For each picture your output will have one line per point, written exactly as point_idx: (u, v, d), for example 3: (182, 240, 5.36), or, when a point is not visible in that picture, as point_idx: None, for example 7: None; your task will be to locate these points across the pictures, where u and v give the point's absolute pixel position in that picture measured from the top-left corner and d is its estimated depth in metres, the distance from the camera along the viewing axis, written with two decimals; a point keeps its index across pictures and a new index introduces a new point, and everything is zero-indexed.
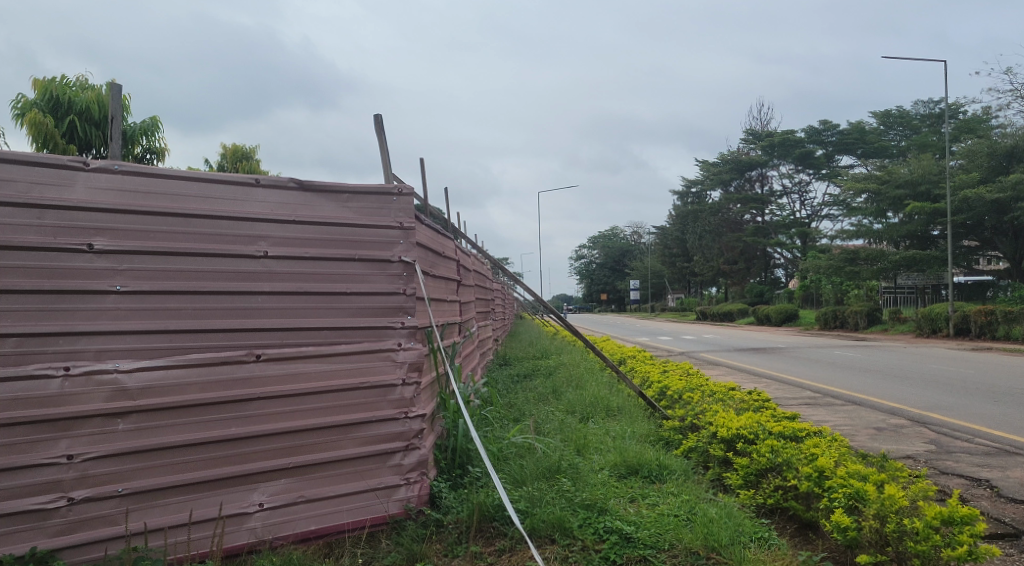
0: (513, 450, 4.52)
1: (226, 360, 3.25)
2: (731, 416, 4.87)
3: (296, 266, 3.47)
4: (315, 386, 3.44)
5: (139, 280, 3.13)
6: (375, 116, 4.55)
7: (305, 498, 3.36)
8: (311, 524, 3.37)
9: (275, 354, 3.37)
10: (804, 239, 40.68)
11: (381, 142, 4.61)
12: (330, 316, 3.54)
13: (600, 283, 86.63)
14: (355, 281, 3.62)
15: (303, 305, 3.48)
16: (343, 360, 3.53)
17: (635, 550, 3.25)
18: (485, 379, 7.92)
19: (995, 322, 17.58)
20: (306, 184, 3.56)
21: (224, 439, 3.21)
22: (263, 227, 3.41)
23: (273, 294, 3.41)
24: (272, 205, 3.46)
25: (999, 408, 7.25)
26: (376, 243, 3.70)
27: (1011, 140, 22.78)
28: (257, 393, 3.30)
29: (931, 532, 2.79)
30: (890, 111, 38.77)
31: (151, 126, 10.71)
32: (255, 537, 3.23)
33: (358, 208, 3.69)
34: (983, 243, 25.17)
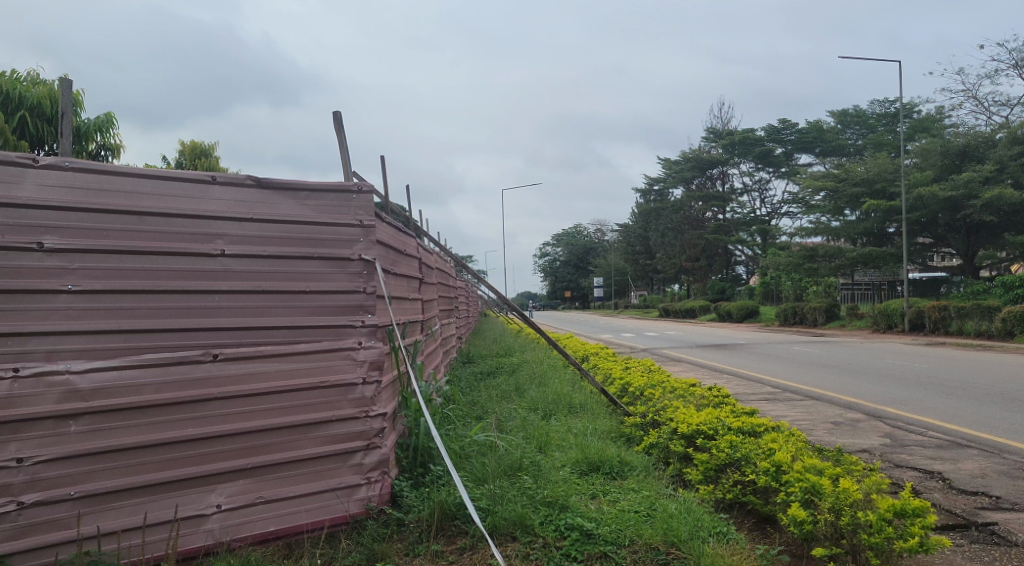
0: (475, 448, 4.47)
1: (181, 361, 3.12)
2: (691, 412, 4.93)
3: (254, 264, 3.37)
4: (274, 385, 3.34)
5: (91, 279, 3.00)
6: (334, 113, 4.48)
7: (264, 499, 3.26)
8: (270, 525, 3.27)
9: (232, 353, 3.25)
10: (764, 237, 41.66)
11: (341, 139, 4.52)
12: (289, 314, 3.44)
13: (565, 281, 87.16)
14: (314, 280, 3.53)
15: (261, 304, 3.38)
16: (302, 359, 3.43)
17: (597, 547, 3.25)
18: (447, 377, 7.84)
19: (948, 317, 18.25)
20: (264, 181, 3.46)
21: (180, 441, 3.09)
22: (219, 225, 3.30)
23: (232, 293, 3.30)
24: (229, 203, 3.35)
25: (952, 402, 7.50)
26: (336, 242, 3.61)
27: (962, 140, 23.69)
28: (214, 393, 3.18)
29: (884, 525, 2.86)
30: (847, 110, 39.86)
31: (106, 122, 10.31)
32: (212, 538, 3.13)
33: (317, 205, 3.59)
34: (936, 240, 26.09)
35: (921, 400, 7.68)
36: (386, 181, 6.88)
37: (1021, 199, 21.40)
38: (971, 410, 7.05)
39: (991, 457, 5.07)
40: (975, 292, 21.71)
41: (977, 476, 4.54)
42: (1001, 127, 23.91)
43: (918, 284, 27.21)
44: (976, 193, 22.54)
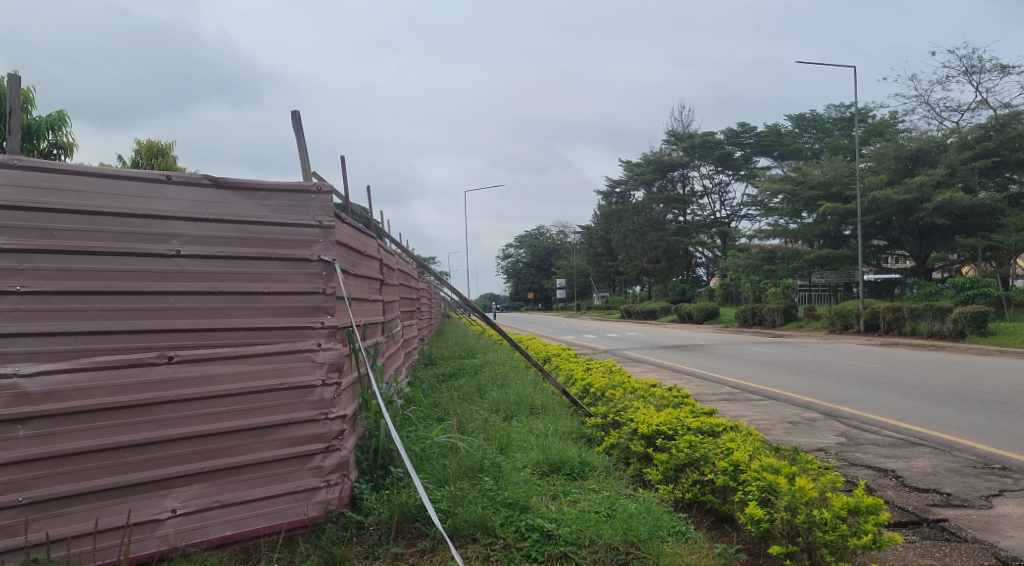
0: (436, 450, 4.42)
1: (135, 363, 3.01)
2: (651, 412, 4.97)
3: (211, 265, 3.26)
4: (232, 388, 3.22)
5: (41, 280, 2.88)
6: (293, 113, 4.39)
7: (220, 503, 3.15)
8: (226, 529, 3.16)
9: (188, 355, 3.13)
10: (723, 239, 42.42)
11: (300, 139, 4.42)
12: (246, 316, 3.34)
13: (527, 282, 87.44)
14: (272, 280, 3.42)
15: (219, 305, 3.27)
16: (261, 361, 3.32)
17: (557, 548, 3.24)
18: (409, 379, 7.76)
19: (902, 318, 18.87)
20: (220, 181, 3.36)
21: (133, 445, 2.97)
22: (174, 225, 3.19)
23: (187, 294, 3.19)
24: (184, 202, 3.25)
25: (905, 402, 7.72)
26: (294, 242, 3.52)
27: (915, 145, 24.64)
28: (170, 396, 3.06)
29: (838, 523, 2.91)
30: (804, 114, 40.94)
31: (58, 120, 9.88)
32: (167, 544, 3.02)
33: (276, 205, 3.50)
34: (890, 243, 26.99)
35: (875, 399, 7.91)
36: (347, 181, 6.77)
37: (970, 203, 22.31)
38: (924, 409, 7.28)
39: (943, 454, 5.25)
40: (927, 294, 22.54)
41: (929, 474, 4.68)
42: (950, 132, 24.96)
43: (873, 285, 28.15)
44: (927, 196, 23.36)
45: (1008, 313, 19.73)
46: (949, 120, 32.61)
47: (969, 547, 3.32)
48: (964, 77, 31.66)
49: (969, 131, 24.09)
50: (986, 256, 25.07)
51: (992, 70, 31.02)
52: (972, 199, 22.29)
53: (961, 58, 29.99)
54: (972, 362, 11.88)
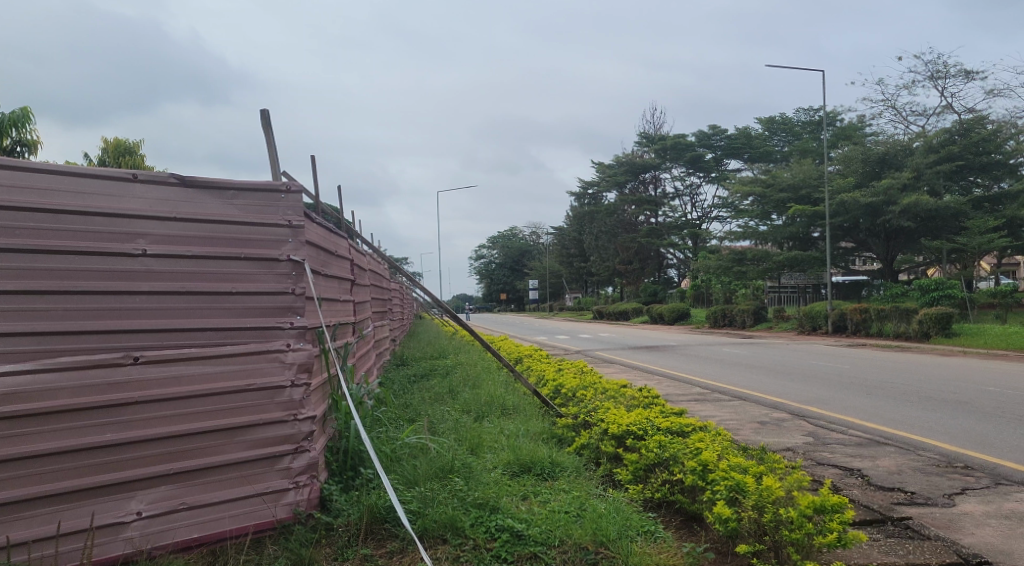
0: (407, 451, 4.38)
1: (100, 364, 2.92)
2: (621, 412, 4.99)
3: (178, 264, 3.18)
4: (200, 388, 3.14)
5: (2, 279, 2.79)
6: (262, 112, 4.31)
7: (186, 506, 3.07)
8: (192, 532, 3.08)
9: (154, 356, 3.05)
10: (694, 240, 42.90)
11: (269, 138, 4.34)
12: (214, 316, 3.26)
13: (500, 283, 87.39)
14: (240, 280, 3.35)
15: (186, 304, 3.19)
16: (229, 361, 3.24)
17: (526, 549, 3.22)
18: (379, 379, 7.69)
19: (869, 320, 19.31)
20: (187, 179, 3.28)
21: (97, 447, 2.88)
22: (140, 224, 3.11)
23: (153, 294, 3.11)
24: (151, 201, 3.16)
25: (871, 402, 7.89)
26: (263, 242, 3.44)
27: (882, 149, 25.52)
28: (136, 397, 2.98)
29: (804, 521, 2.94)
30: (774, 118, 41.75)
31: (21, 117, 9.54)
32: (132, 547, 2.92)
33: (244, 205, 3.42)
34: (857, 244, 27.66)
35: (842, 400, 8.06)
36: (318, 180, 6.66)
37: (934, 206, 22.91)
38: (890, 408, 7.44)
39: (907, 453, 5.37)
40: (892, 295, 23.10)
41: (893, 473, 4.79)
42: (917, 136, 25.60)
43: (841, 287, 28.73)
44: (893, 200, 23.94)
45: (972, 314, 20.27)
46: (915, 123, 33.51)
47: (932, 544, 3.39)
48: (929, 82, 32.58)
49: (935, 135, 24.41)
50: (950, 258, 25.76)
51: (957, 75, 32.03)
52: (936, 203, 22.88)
53: (926, 63, 30.82)
54: (935, 363, 12.20)
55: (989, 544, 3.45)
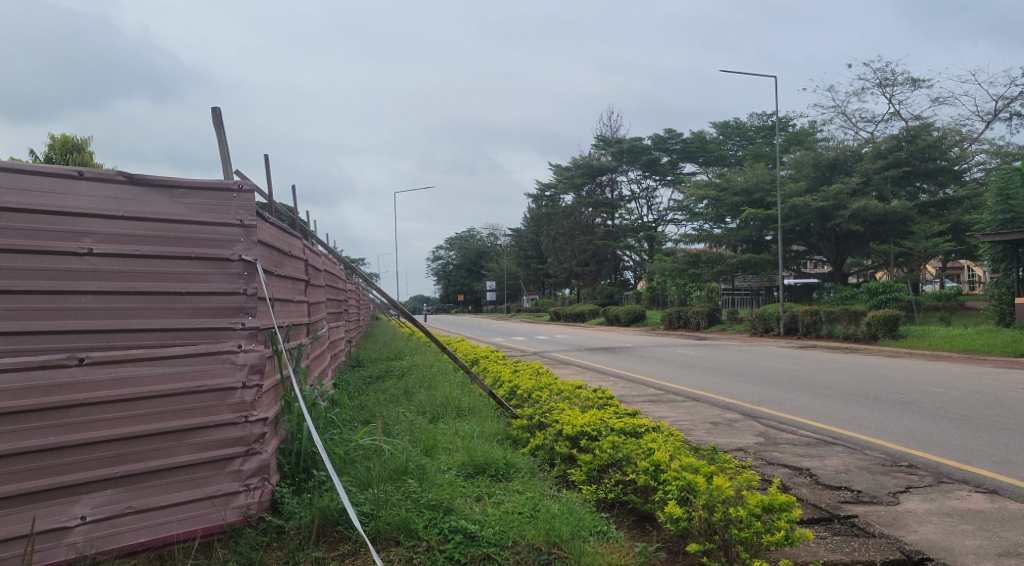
0: (360, 453, 4.30)
1: (42, 365, 2.75)
2: (576, 413, 5.01)
3: (125, 264, 3.05)
4: (148, 390, 3.00)
5: None
6: (214, 110, 4.18)
7: (134, 509, 2.94)
8: (140, 536, 2.94)
9: (100, 357, 2.90)
10: (650, 243, 43.49)
11: (220, 136, 4.20)
12: (163, 317, 3.14)
13: (457, 284, 87.01)
14: (190, 280, 3.22)
15: (133, 305, 3.06)
16: (177, 363, 3.10)
17: (480, 549, 3.19)
18: (334, 381, 7.55)
19: (820, 321, 19.98)
20: (136, 178, 3.14)
21: (41, 449, 2.73)
22: (87, 222, 2.97)
23: (100, 294, 2.97)
24: (98, 199, 3.02)
25: (821, 403, 8.12)
26: (214, 241, 3.32)
27: (832, 154, 26.43)
28: (81, 399, 2.83)
29: (753, 520, 2.99)
30: (729, 122, 42.74)
31: None
32: (75, 553, 2.78)
33: (195, 204, 3.30)
34: (808, 247, 28.59)
35: (792, 401, 8.28)
36: (272, 179, 6.48)
37: (882, 210, 23.86)
38: (838, 409, 7.67)
39: (854, 453, 5.54)
40: (842, 297, 23.93)
41: (840, 472, 4.93)
42: (866, 142, 26.58)
43: (792, 290, 29.56)
44: (843, 204, 24.78)
45: (918, 317, 21.11)
46: (865, 130, 34.91)
47: (876, 541, 3.51)
48: (879, 89, 34.02)
49: (884, 141, 25.55)
50: (898, 261, 26.83)
51: (904, 83, 33.52)
52: (884, 207, 23.80)
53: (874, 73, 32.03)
54: (882, 364, 12.65)
55: (931, 541, 3.57)
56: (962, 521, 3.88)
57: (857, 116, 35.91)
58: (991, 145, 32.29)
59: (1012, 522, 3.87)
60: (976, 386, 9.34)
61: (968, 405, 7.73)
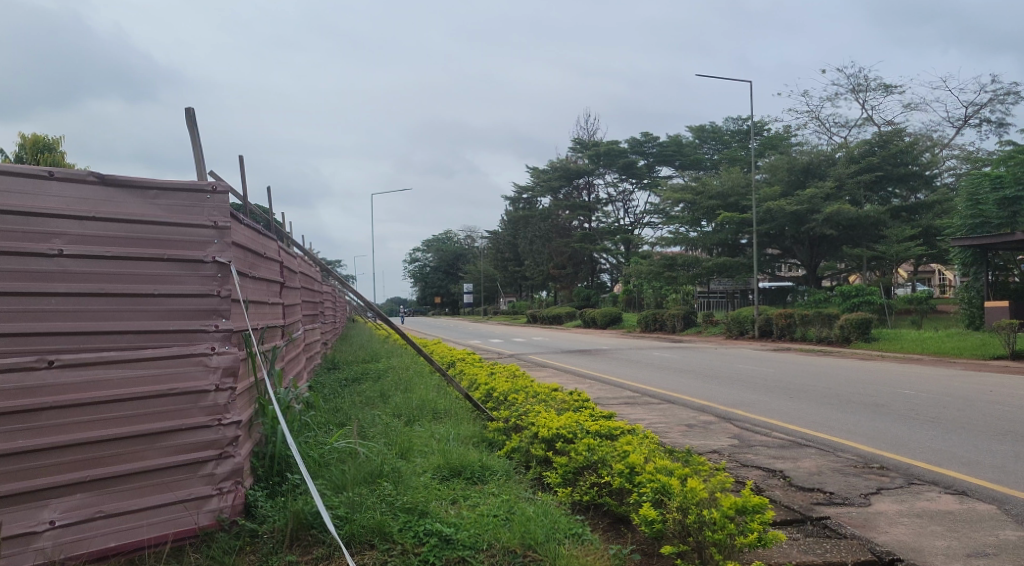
0: (335, 456, 4.25)
1: (9, 369, 2.68)
2: (552, 416, 5.00)
3: (95, 265, 2.97)
4: (119, 393, 2.93)
5: None
6: (188, 110, 4.10)
7: (104, 514, 2.86)
8: (110, 541, 2.87)
9: (71, 360, 2.83)
10: (627, 246, 43.82)
11: (193, 136, 4.12)
12: (135, 318, 3.06)
13: (434, 286, 86.73)
14: (163, 282, 3.15)
15: (104, 307, 2.98)
16: (150, 365, 3.03)
17: (455, 552, 3.16)
18: (309, 383, 7.44)
19: (794, 324, 20.32)
20: (108, 179, 3.07)
21: (10, 453, 2.65)
22: (57, 223, 2.89)
23: (70, 296, 2.89)
24: (68, 200, 2.94)
25: (795, 405, 8.21)
26: (186, 243, 3.24)
27: (806, 158, 26.87)
28: (51, 401, 2.75)
29: (726, 521, 2.99)
30: (704, 127, 43.29)
31: None
32: (43, 559, 2.69)
33: (168, 205, 3.23)
34: (782, 251, 29.04)
35: (767, 403, 8.37)
36: (245, 180, 6.37)
37: (855, 214, 24.30)
38: (811, 412, 7.76)
39: (827, 455, 5.62)
40: (816, 300, 24.35)
41: (814, 474, 4.99)
42: (839, 147, 27.11)
43: (766, 293, 29.97)
44: (817, 208, 25.20)
45: (889, 320, 21.57)
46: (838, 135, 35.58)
47: (849, 543, 3.55)
48: (852, 95, 34.73)
49: (857, 146, 26.17)
50: (870, 265, 27.39)
51: (877, 89, 34.27)
52: (857, 212, 24.25)
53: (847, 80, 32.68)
54: (854, 366, 12.86)
55: (902, 542, 3.63)
56: (932, 522, 3.96)
57: (830, 122, 36.62)
58: (960, 150, 33.12)
59: (979, 522, 3.95)
60: (946, 388, 9.54)
61: (938, 407, 7.88)
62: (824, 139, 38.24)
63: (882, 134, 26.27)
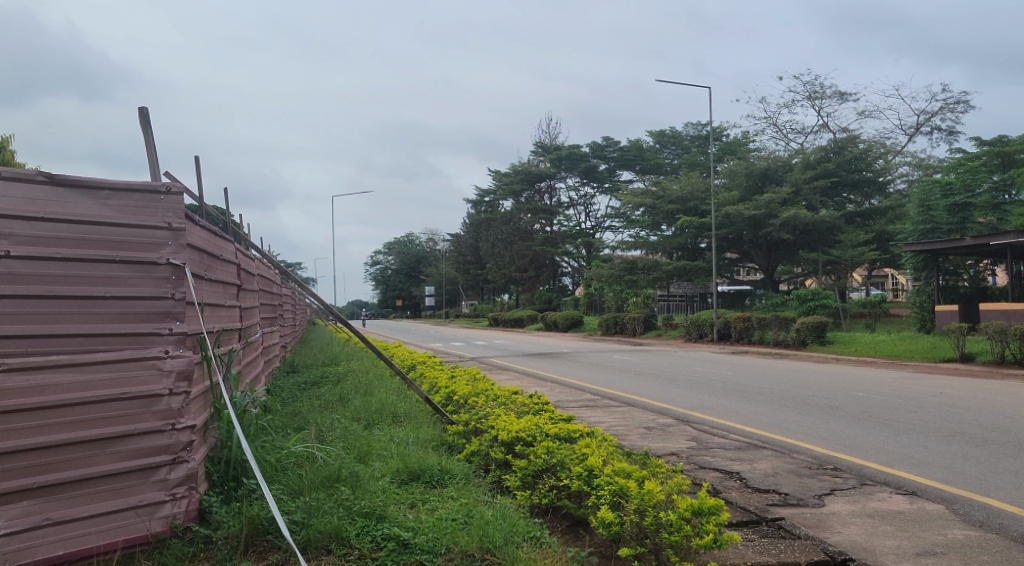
0: (291, 461, 4.16)
1: None
2: (511, 419, 4.98)
3: (43, 266, 2.83)
4: (68, 397, 2.80)
5: None
6: (141, 109, 3.96)
7: (52, 521, 2.73)
8: (58, 549, 2.74)
9: (17, 363, 2.69)
10: (588, 249, 44.20)
11: (147, 135, 3.98)
12: (85, 321, 2.93)
13: (396, 289, 86.12)
14: (114, 284, 3.02)
15: (52, 310, 2.85)
16: (100, 369, 2.90)
17: (412, 556, 3.12)
18: (265, 387, 7.27)
19: (752, 327, 20.74)
20: (58, 178, 2.94)
21: None
22: (3, 223, 2.75)
23: (16, 298, 2.75)
24: (15, 200, 2.80)
25: (752, 407, 8.37)
26: (138, 243, 3.12)
27: (763, 164, 27.51)
28: None
29: (682, 524, 3.03)
30: (665, 132, 44.01)
31: None
32: None
33: (120, 206, 3.10)
34: (740, 256, 29.65)
35: (725, 405, 8.51)
36: (201, 179, 6.17)
37: (810, 219, 24.98)
38: (768, 414, 7.92)
39: (782, 457, 5.74)
40: (774, 304, 24.94)
41: (769, 476, 5.10)
42: (797, 153, 27.88)
43: (725, 296, 30.58)
44: (774, 213, 25.83)
45: (843, 323, 22.23)
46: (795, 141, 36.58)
47: (802, 543, 3.63)
48: (809, 102, 35.79)
49: (813, 152, 27.04)
50: (826, 269, 28.23)
51: (832, 97, 35.36)
52: (812, 216, 24.92)
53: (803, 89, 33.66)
54: (809, 368, 13.20)
55: (854, 542, 3.72)
56: (883, 522, 4.08)
57: (787, 129, 37.66)
58: (912, 157, 34.40)
59: (928, 522, 4.08)
60: (897, 390, 9.86)
61: (890, 409, 8.11)
62: (782, 145, 39.23)
63: (837, 140, 27.17)
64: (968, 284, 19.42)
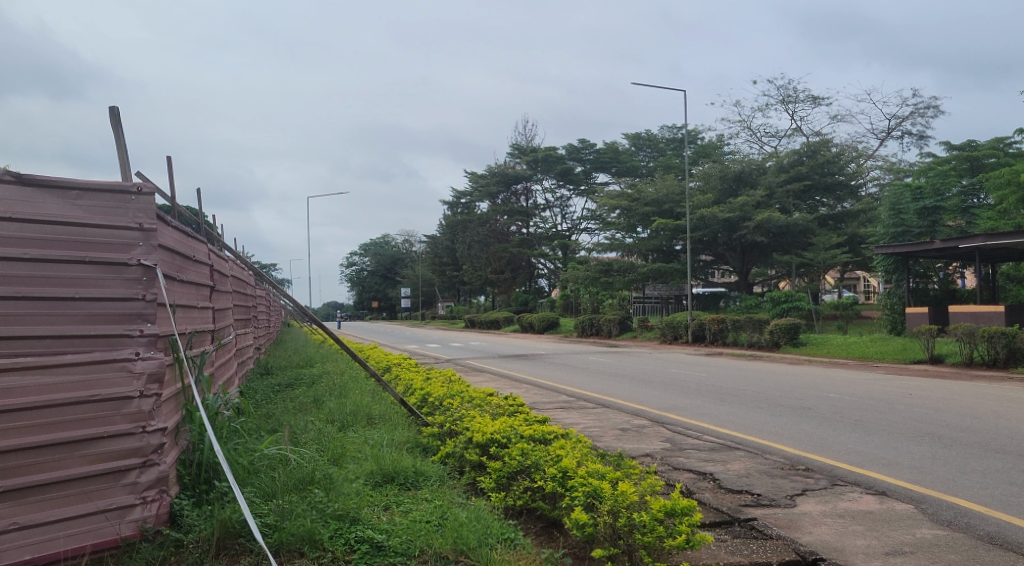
0: (264, 463, 4.09)
1: None
2: (486, 420, 4.95)
3: (8, 266, 2.75)
4: (35, 399, 2.71)
5: None
6: (110, 107, 3.87)
7: (18, 526, 2.64)
8: (24, 554, 2.65)
9: None
10: (564, 251, 44.35)
11: (117, 133, 3.89)
12: (51, 322, 2.84)
13: (371, 291, 85.51)
14: (83, 284, 2.94)
15: (17, 310, 2.76)
16: (67, 371, 2.82)
17: (386, 558, 3.08)
18: (238, 389, 7.14)
19: (726, 329, 20.96)
20: (26, 177, 2.86)
21: None
22: None
23: None
24: None
25: (726, 409, 8.44)
26: (108, 244, 3.04)
27: (738, 167, 27.89)
28: None
29: (655, 524, 3.05)
30: (641, 134, 44.39)
31: None
32: None
33: (90, 206, 3.03)
34: (715, 258, 29.99)
35: (699, 407, 8.59)
36: (173, 179, 6.05)
37: (784, 222, 25.37)
38: (741, 415, 8.00)
39: (754, 457, 5.80)
40: (747, 307, 25.25)
41: (742, 476, 5.15)
42: (770, 156, 28.25)
43: (700, 298, 30.89)
44: (748, 215, 26.18)
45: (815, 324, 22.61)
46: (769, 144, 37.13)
47: (774, 543, 3.67)
48: (783, 105, 36.38)
49: (787, 155, 27.53)
50: (799, 271, 28.68)
51: (805, 101, 35.98)
52: (785, 219, 25.31)
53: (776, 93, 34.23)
54: (781, 369, 13.39)
55: (825, 542, 3.77)
56: (853, 522, 4.14)
57: (761, 133, 38.23)
58: (883, 161, 35.14)
59: (898, 522, 4.15)
60: (867, 390, 10.05)
61: (860, 410, 8.25)
62: (756, 147, 39.82)
63: (810, 143, 27.67)
64: (938, 287, 19.98)
